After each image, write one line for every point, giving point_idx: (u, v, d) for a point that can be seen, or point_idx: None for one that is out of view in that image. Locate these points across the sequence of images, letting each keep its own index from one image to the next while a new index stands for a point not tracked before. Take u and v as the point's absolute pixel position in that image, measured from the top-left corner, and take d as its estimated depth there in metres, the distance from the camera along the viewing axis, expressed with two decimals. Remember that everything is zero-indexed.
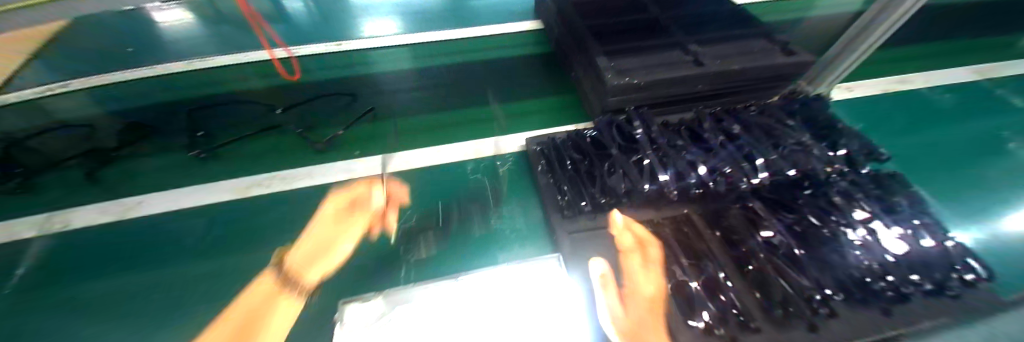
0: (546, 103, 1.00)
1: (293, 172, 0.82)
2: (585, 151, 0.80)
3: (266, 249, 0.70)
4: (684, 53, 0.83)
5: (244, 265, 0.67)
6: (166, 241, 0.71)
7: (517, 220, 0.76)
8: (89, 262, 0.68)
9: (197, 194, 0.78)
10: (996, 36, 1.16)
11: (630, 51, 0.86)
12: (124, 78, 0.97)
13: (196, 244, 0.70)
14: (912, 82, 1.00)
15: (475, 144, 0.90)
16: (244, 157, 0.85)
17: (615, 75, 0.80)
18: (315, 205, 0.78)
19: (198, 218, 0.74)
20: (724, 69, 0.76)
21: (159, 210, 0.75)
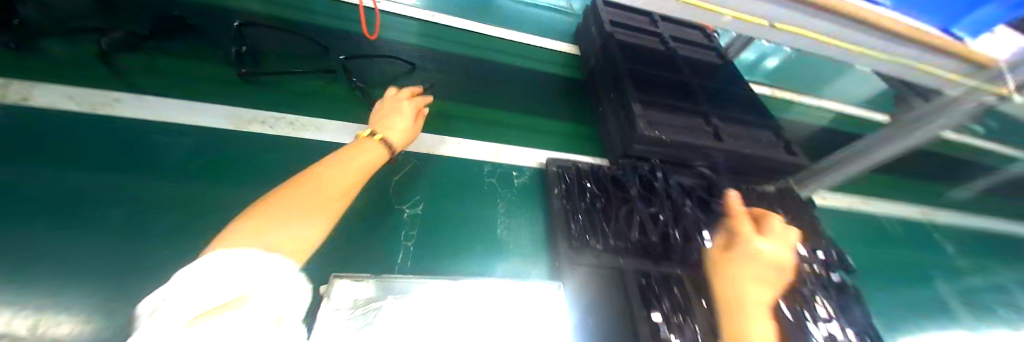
0: (566, 126, 1.08)
1: (305, 120, 0.85)
2: (604, 188, 0.81)
3: (250, 193, 0.70)
4: (706, 124, 0.91)
5: (218, 205, 0.67)
6: (130, 160, 0.69)
7: (522, 235, 0.78)
8: (38, 150, 0.66)
9: (180, 109, 0.78)
10: (934, 183, 1.48)
11: (661, 106, 0.90)
12: None
13: (169, 170, 0.69)
14: (870, 206, 1.26)
15: (495, 147, 0.96)
16: (255, 87, 0.87)
17: (647, 125, 0.81)
18: (309, 157, 0.79)
19: (184, 138, 0.75)
20: (740, 150, 0.85)
21: (139, 117, 0.75)
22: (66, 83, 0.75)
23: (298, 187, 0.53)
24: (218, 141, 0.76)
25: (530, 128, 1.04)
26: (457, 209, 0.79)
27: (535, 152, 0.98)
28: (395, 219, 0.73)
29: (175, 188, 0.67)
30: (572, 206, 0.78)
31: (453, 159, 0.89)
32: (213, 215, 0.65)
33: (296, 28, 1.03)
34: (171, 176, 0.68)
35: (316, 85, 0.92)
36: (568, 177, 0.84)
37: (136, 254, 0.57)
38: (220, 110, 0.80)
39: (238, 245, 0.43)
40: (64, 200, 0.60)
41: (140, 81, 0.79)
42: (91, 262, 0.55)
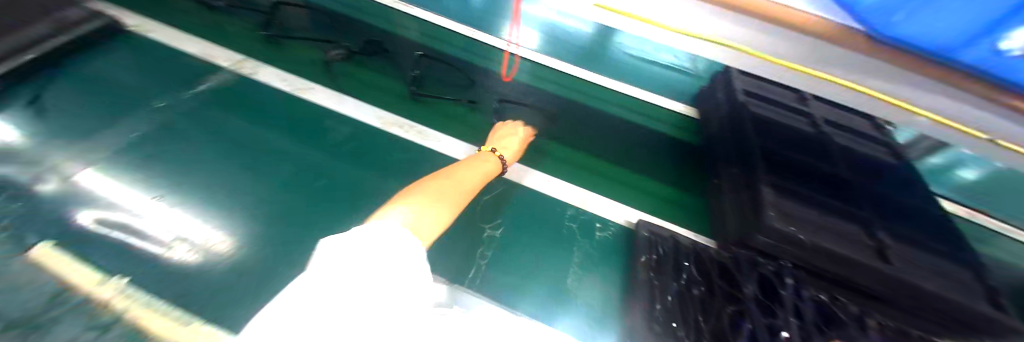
0: (666, 191, 0.98)
1: (427, 130, 0.99)
2: (706, 276, 0.70)
3: (368, 179, 0.86)
4: (866, 237, 0.71)
5: (345, 185, 0.84)
6: (302, 134, 0.92)
7: (591, 292, 0.73)
8: (259, 114, 0.95)
9: (344, 104, 1.01)
10: None
11: (803, 200, 0.75)
12: None
13: (325, 147, 0.91)
14: None
15: (581, 193, 0.92)
16: (399, 96, 1.06)
17: (778, 216, 0.68)
18: (418, 162, 0.91)
19: (341, 126, 0.96)
20: (910, 283, 0.64)
21: (318, 104, 1.00)
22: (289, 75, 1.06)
23: (439, 180, 0.67)
24: (362, 134, 0.95)
25: (624, 182, 0.98)
26: (533, 248, 0.77)
27: (625, 209, 0.91)
28: (475, 234, 0.77)
29: (326, 164, 0.87)
30: (660, 282, 0.69)
31: (541, 195, 0.88)
32: (342, 197, 0.82)
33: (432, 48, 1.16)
34: (326, 154, 0.89)
35: (439, 102, 1.05)
36: (661, 248, 0.76)
37: (292, 211, 0.77)
38: (373, 111, 1.01)
39: (413, 211, 0.55)
40: (267, 158, 0.86)
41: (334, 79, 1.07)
42: (267, 208, 0.77)
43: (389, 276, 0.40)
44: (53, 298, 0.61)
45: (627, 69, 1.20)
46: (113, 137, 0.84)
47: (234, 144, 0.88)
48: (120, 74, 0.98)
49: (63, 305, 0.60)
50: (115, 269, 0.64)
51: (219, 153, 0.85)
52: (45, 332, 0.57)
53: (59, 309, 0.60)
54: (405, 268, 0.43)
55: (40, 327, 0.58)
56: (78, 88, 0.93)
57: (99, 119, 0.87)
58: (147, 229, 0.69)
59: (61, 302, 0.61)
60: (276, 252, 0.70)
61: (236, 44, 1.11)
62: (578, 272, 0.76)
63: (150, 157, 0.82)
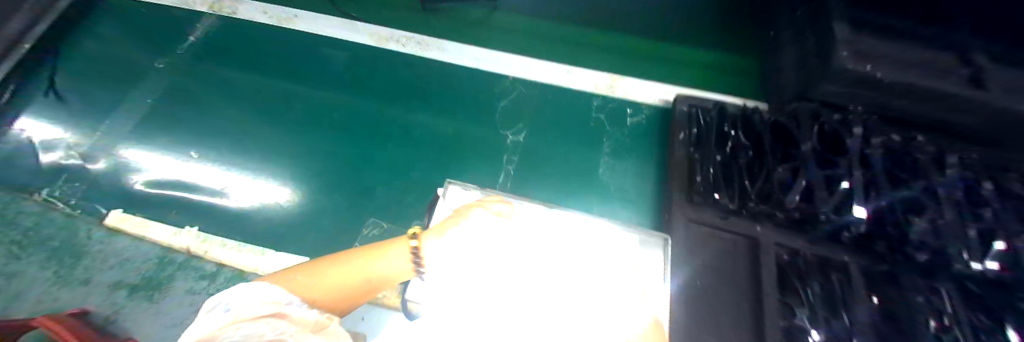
0: (708, 57, 0.84)
1: (424, 38, 0.87)
2: (756, 140, 0.63)
3: (379, 104, 0.82)
4: (962, 64, 0.56)
5: (358, 114, 0.81)
6: (303, 69, 0.88)
7: (627, 179, 0.70)
8: (254, 56, 0.90)
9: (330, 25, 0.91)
10: None
11: (883, 31, 0.60)
12: None
13: (328, 78, 0.86)
14: None
15: (610, 78, 0.81)
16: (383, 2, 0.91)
17: (851, 54, 0.56)
18: (426, 77, 0.85)
19: (338, 51, 0.89)
20: None
21: (307, 31, 0.92)
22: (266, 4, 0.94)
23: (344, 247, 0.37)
24: (361, 56, 0.88)
25: (659, 57, 0.85)
26: (562, 146, 0.73)
27: (659, 86, 0.80)
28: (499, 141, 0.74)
29: (338, 94, 0.84)
30: (699, 154, 0.64)
31: (563, 89, 0.82)
32: (363, 120, 0.80)
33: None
34: (331, 87, 0.85)
35: (445, 5, 0.88)
36: (701, 120, 0.69)
37: (319, 144, 0.77)
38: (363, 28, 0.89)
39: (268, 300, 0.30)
40: (277, 100, 0.84)
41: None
42: (294, 147, 0.77)
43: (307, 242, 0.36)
44: (161, 261, 0.63)
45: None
46: (135, 110, 0.85)
47: (242, 92, 0.86)
48: (113, 44, 0.95)
49: (171, 264, 0.63)
50: (187, 221, 0.69)
51: (233, 105, 0.84)
52: (166, 289, 0.60)
53: (170, 269, 0.62)
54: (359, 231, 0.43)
55: (162, 285, 0.60)
56: (81, 65, 0.91)
57: (114, 93, 0.87)
58: (199, 181, 0.73)
59: (168, 262, 0.63)
60: (309, 185, 0.72)
61: None
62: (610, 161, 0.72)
63: (175, 122, 0.82)
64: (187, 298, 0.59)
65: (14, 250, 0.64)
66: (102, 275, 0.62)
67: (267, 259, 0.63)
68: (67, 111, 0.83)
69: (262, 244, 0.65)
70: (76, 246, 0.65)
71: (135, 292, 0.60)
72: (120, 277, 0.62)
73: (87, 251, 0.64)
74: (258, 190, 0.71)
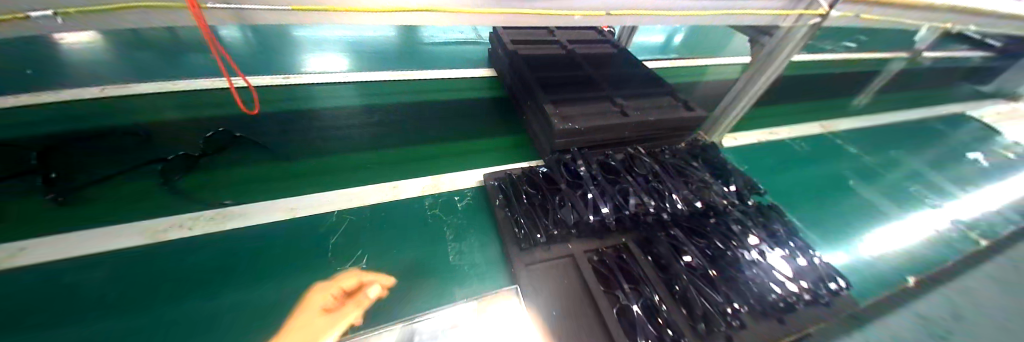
0: (499, 142, 1.13)
1: (222, 211, 0.80)
2: (538, 187, 0.86)
3: (190, 299, 0.66)
4: (614, 104, 1.00)
5: (167, 325, 0.62)
6: (44, 306, 0.62)
7: (475, 255, 0.81)
8: None
9: (93, 236, 0.71)
10: (822, 101, 1.77)
11: (573, 99, 0.99)
12: (18, 104, 0.94)
13: (99, 298, 0.64)
14: (781, 134, 1.46)
15: (434, 179, 0.99)
16: (180, 187, 0.82)
17: (560, 120, 0.88)
18: (242, 247, 0.75)
19: (101, 266, 0.68)
20: (643, 120, 0.93)
21: (47, 258, 0.67)
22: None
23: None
24: (122, 260, 0.69)
25: (465, 153, 1.08)
26: (405, 255, 0.79)
27: (472, 174, 1.02)
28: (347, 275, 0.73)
29: (116, 316, 0.62)
30: (513, 212, 0.83)
31: (388, 203, 0.90)
32: (173, 335, 0.61)
33: (230, 115, 1.03)
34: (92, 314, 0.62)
35: (258, 165, 0.91)
36: (504, 188, 0.89)
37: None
38: (120, 226, 0.74)
39: None
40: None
41: (157, 191, 0.81)
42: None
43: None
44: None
45: (422, 60, 1.45)
46: None
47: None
48: None
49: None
50: None
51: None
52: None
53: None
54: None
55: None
56: None
57: None
58: None
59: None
60: None
61: None
62: (455, 247, 0.82)
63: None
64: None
65: None
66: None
67: None
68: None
69: None
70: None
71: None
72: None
73: None
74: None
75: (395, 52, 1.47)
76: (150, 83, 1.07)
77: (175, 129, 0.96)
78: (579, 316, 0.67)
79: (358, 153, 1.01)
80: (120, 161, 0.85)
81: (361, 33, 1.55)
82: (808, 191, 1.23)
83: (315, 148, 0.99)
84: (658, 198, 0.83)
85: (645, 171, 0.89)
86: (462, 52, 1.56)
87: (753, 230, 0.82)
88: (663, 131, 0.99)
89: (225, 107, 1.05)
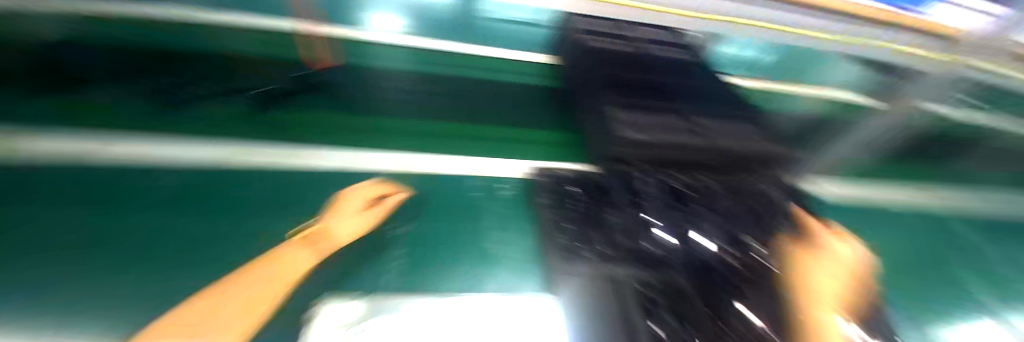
0: (549, 137, 1.07)
1: (284, 150, 0.88)
2: (592, 196, 0.82)
3: (233, 226, 0.70)
4: (688, 124, 0.92)
5: (203, 242, 0.65)
6: (116, 200, 0.69)
7: (511, 247, 0.78)
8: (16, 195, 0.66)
9: (177, 149, 0.82)
10: (981, 165, 1.32)
11: (644, 108, 0.92)
12: (123, 12, 1.02)
13: (161, 204, 0.70)
14: (892, 191, 1.18)
15: (479, 162, 0.96)
16: (252, 120, 0.92)
17: (629, 130, 0.82)
18: (295, 188, 0.80)
19: (173, 177, 0.76)
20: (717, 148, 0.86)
21: (136, 160, 0.77)
22: (54, 139, 0.77)
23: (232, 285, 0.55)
24: (195, 178, 0.77)
25: (513, 141, 1.04)
26: (443, 233, 0.79)
27: (521, 164, 0.97)
28: (384, 237, 0.75)
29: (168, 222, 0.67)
30: (560, 216, 0.78)
31: (435, 176, 0.91)
32: (203, 253, 0.63)
33: (297, 58, 1.06)
34: (163, 217, 0.68)
35: (319, 114, 0.98)
36: (555, 188, 0.85)
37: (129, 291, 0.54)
38: (204, 150, 0.83)
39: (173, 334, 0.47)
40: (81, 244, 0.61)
41: (236, 120, 0.91)
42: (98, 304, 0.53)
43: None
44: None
45: (485, 32, 1.35)
46: None
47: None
48: None
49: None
50: None
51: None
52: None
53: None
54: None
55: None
56: None
57: None
58: None
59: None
60: None
61: None
62: (490, 236, 0.80)
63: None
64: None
65: None
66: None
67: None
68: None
69: None
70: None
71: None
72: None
73: None
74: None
75: (457, 14, 1.34)
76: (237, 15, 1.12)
77: (250, 63, 1.01)
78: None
79: (407, 124, 1.01)
80: (208, 85, 0.95)
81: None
82: (923, 268, 0.95)
83: (370, 109, 1.03)
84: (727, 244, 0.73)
85: (718, 207, 0.80)
86: (525, 29, 1.39)
87: (849, 307, 0.66)
88: (738, 160, 0.89)
89: (293, 50, 1.07)
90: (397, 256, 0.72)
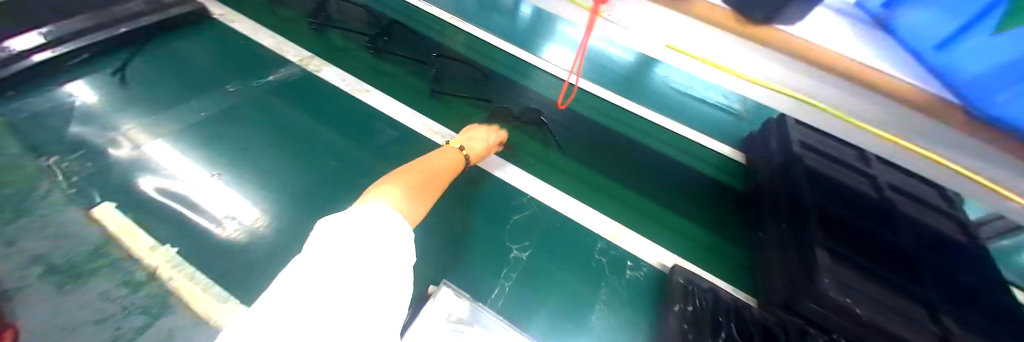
0: (698, 234, 0.95)
1: None
2: (746, 337, 0.66)
3: None
4: (931, 320, 0.65)
5: None
6: (368, 140, 1.04)
7: (615, 333, 0.73)
8: (332, 116, 1.08)
9: (406, 113, 1.12)
10: None
11: (862, 268, 0.70)
12: (427, 13, 1.48)
13: (386, 155, 1.01)
14: None
15: (616, 226, 0.92)
16: (457, 112, 1.15)
17: (835, 284, 0.64)
18: (463, 178, 0.97)
19: (400, 135, 1.06)
20: None
21: (386, 111, 1.11)
22: (354, 79, 1.19)
23: (414, 172, 0.72)
24: (406, 138, 1.05)
25: (658, 221, 0.96)
26: (558, 279, 0.80)
27: (655, 247, 0.90)
28: (511, 254, 0.83)
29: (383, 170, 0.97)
30: (695, 335, 0.66)
31: (569, 220, 0.92)
32: None
33: (507, 76, 1.28)
34: (384, 163, 0.98)
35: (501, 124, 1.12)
36: (698, 296, 0.73)
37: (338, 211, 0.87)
38: (419, 119, 1.11)
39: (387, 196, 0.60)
40: (341, 166, 0.96)
41: (448, 108, 1.16)
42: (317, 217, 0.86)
43: (375, 267, 0.46)
44: (93, 251, 0.74)
45: (660, 103, 1.28)
46: (182, 116, 1.00)
47: (317, 144, 1.00)
48: (206, 68, 1.15)
49: (105, 258, 0.74)
50: (167, 239, 0.77)
51: (286, 155, 0.96)
52: (80, 282, 0.70)
53: (100, 261, 0.73)
54: (391, 254, 0.49)
55: (80, 276, 0.71)
56: (179, 72, 1.13)
57: (189, 115, 1.01)
58: (203, 204, 0.83)
59: (101, 255, 0.74)
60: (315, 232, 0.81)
61: (320, 51, 1.26)
62: (600, 308, 0.77)
63: (232, 135, 0.99)
64: (96, 301, 0.68)
65: None
66: (31, 243, 0.73)
67: None
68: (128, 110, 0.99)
69: (228, 292, 0.72)
70: (24, 221, 0.75)
71: (49, 275, 0.70)
72: (48, 251, 0.72)
73: (83, 268, 0.72)
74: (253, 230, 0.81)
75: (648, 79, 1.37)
76: (474, 28, 1.43)
77: (477, 68, 1.28)
78: None
79: (561, 159, 1.06)
80: (445, 76, 1.25)
81: (607, 49, 1.45)
82: None
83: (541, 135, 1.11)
84: None
85: None
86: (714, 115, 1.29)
87: None
88: None
89: (506, 69, 1.30)
90: (511, 277, 0.79)
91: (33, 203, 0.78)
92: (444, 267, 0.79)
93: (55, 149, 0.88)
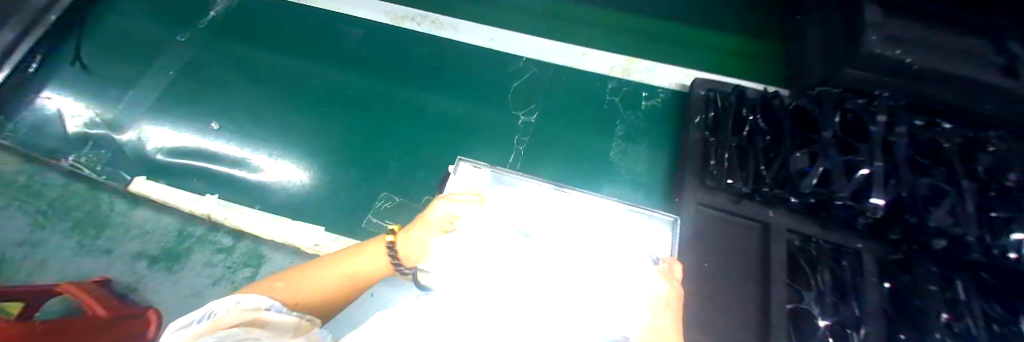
0: (724, 43, 0.84)
1: (443, 19, 0.93)
2: (774, 124, 0.64)
3: (414, 84, 0.88)
4: (996, 51, 0.57)
5: (397, 95, 0.88)
6: (344, 49, 0.95)
7: (638, 164, 0.74)
8: (296, 35, 0.98)
9: (369, 6, 0.97)
10: None
11: (914, 14, 0.59)
12: None
13: (368, 59, 0.93)
14: None
15: (627, 60, 0.84)
16: None
17: (885, 40, 0.56)
18: (454, 60, 0.90)
19: (372, 33, 0.95)
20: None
21: (350, 12, 0.98)
22: None
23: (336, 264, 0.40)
24: (376, 32, 0.95)
25: (674, 40, 0.85)
26: (575, 127, 0.79)
27: (671, 69, 0.82)
28: (522, 119, 0.80)
29: (369, 76, 0.91)
30: (719, 140, 0.65)
31: (575, 70, 0.85)
32: (398, 105, 0.87)
33: None
34: (368, 68, 0.92)
35: None
36: (717, 102, 0.70)
37: (341, 127, 0.85)
38: (378, 6, 0.97)
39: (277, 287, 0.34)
40: (326, 85, 0.91)
41: None
42: (326, 134, 0.85)
43: None
44: (179, 233, 0.76)
45: None
46: (157, 81, 0.94)
47: (296, 70, 0.94)
48: (140, 22, 1.00)
49: (190, 238, 0.75)
50: (204, 190, 0.81)
51: (267, 90, 0.92)
52: (182, 262, 0.73)
53: (188, 242, 0.75)
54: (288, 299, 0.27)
55: (181, 257, 0.73)
56: (112, 32, 0.98)
57: (159, 77, 0.95)
58: (219, 154, 0.85)
59: (187, 235, 0.75)
60: (330, 152, 0.83)
61: None
62: (620, 144, 0.76)
63: (213, 85, 0.94)
64: (204, 270, 0.71)
65: (41, 220, 0.74)
66: (124, 247, 0.74)
67: (284, 227, 0.75)
68: (101, 91, 0.91)
69: (281, 214, 0.77)
70: (108, 231, 0.75)
71: (155, 263, 0.72)
72: (142, 247, 0.74)
73: (110, 223, 0.76)
74: (285, 171, 0.81)
75: None
76: None
77: None
78: (727, 281, 0.56)
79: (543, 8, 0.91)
80: None
81: None
82: None
83: None
84: (972, 221, 0.50)
85: (995, 172, 0.53)
86: None
87: None
88: None
89: None
90: (525, 138, 0.78)
91: (103, 214, 0.77)
92: (462, 148, 0.79)
93: (43, 145, 0.83)
